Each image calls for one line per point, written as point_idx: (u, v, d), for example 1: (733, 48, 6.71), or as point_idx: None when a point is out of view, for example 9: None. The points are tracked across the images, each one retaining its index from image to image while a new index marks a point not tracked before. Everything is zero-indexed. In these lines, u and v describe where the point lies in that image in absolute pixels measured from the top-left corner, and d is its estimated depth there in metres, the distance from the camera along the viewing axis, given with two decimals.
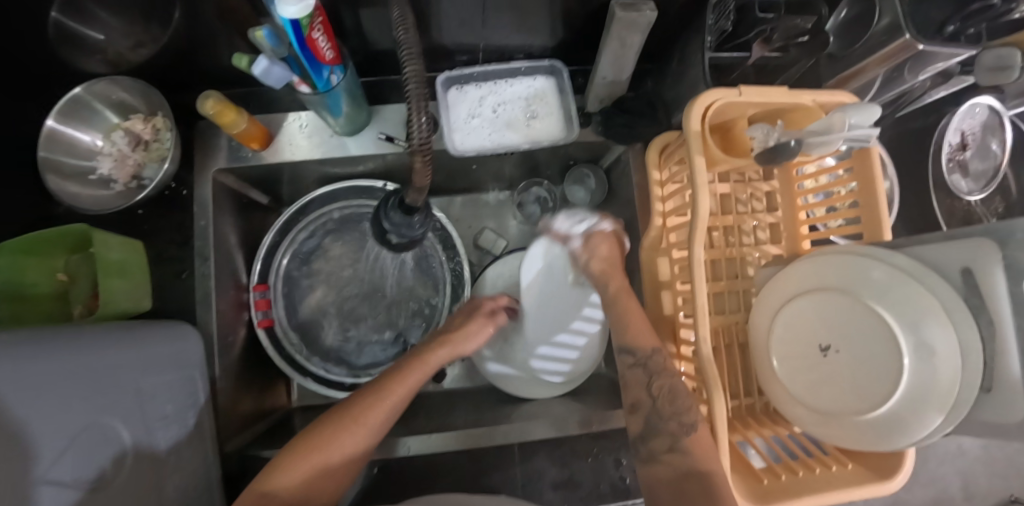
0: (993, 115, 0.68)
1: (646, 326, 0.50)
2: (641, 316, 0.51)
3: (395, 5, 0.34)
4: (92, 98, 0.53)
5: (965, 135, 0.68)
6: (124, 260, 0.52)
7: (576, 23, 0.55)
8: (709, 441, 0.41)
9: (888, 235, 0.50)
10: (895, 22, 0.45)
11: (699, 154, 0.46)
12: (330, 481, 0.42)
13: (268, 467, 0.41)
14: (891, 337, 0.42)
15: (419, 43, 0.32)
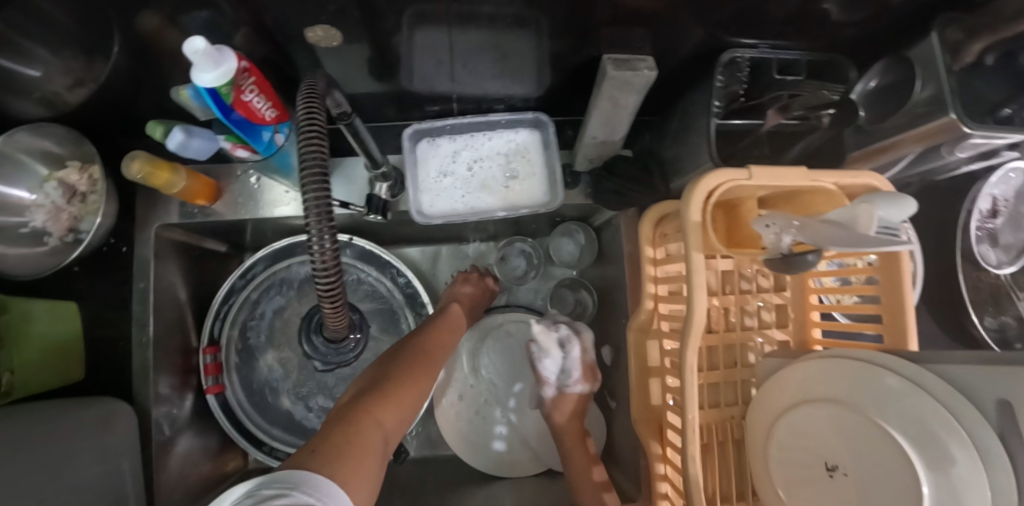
0: None
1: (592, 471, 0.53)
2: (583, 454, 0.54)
3: (311, 76, 0.32)
4: (14, 150, 0.47)
5: (996, 203, 0.60)
6: (49, 331, 0.47)
7: (563, 73, 0.48)
8: None
9: (914, 346, 0.42)
10: (939, 96, 0.38)
11: (696, 249, 0.39)
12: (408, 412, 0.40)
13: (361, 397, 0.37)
14: (903, 466, 0.30)
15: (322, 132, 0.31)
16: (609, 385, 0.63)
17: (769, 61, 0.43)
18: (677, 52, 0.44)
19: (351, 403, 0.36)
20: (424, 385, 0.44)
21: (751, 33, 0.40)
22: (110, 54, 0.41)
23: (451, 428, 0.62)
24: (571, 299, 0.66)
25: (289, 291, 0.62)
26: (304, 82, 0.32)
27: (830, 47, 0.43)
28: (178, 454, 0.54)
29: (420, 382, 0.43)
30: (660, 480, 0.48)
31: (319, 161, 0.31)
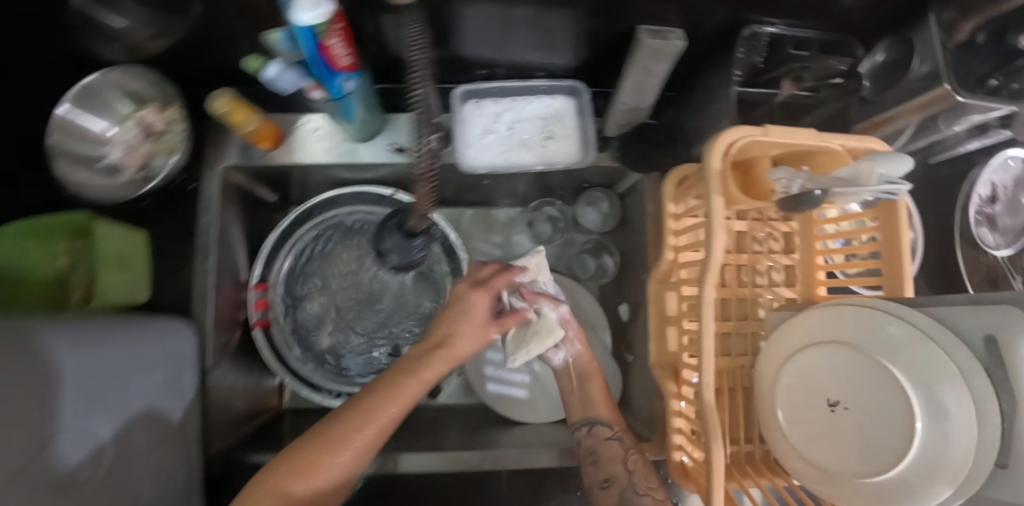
0: None
1: (606, 402, 0.55)
2: (600, 389, 0.56)
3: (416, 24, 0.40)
4: (106, 84, 0.53)
5: (996, 189, 0.65)
6: (124, 252, 0.51)
7: (600, 46, 0.54)
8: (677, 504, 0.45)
9: (909, 292, 0.49)
10: (934, 71, 0.43)
11: (717, 193, 0.45)
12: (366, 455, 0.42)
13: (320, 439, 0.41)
14: (904, 398, 0.42)
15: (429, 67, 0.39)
16: (626, 342, 0.67)
17: (786, 38, 0.48)
18: (704, 28, 0.49)
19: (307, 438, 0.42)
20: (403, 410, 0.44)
21: (771, 10, 0.45)
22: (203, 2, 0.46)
23: (477, 374, 0.66)
24: (593, 265, 0.72)
25: (335, 242, 0.67)
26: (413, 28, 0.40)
27: (842, 27, 0.48)
28: (225, 381, 0.58)
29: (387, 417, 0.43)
30: (675, 416, 0.53)
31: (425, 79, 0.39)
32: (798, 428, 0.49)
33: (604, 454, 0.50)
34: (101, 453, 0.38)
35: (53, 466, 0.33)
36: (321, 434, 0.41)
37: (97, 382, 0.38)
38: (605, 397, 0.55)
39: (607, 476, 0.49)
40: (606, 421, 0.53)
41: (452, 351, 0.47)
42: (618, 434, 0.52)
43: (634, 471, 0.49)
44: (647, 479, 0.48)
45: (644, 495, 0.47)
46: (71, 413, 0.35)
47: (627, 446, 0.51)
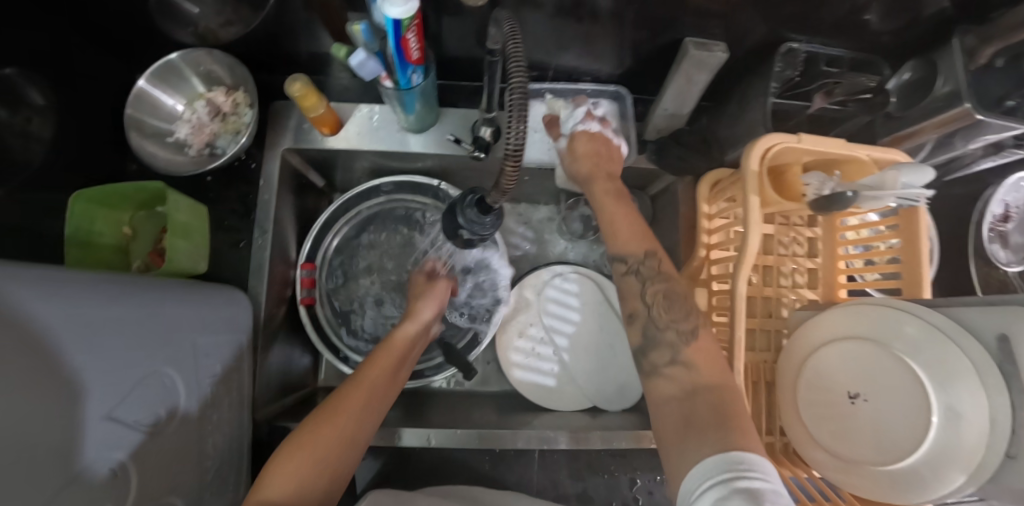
0: None
1: (632, 231, 0.49)
2: (625, 220, 0.50)
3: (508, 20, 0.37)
4: (185, 65, 0.57)
5: (1009, 208, 0.69)
6: (189, 223, 0.54)
7: (645, 56, 0.58)
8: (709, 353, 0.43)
9: (927, 294, 0.52)
10: (956, 91, 0.48)
11: (753, 193, 0.48)
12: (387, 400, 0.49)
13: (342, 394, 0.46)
14: (923, 394, 0.45)
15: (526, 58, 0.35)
16: None
17: (819, 55, 0.52)
18: (744, 43, 0.53)
19: (317, 409, 0.44)
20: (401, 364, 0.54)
21: (810, 29, 0.49)
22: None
23: (508, 359, 0.69)
24: None
25: (379, 226, 0.70)
26: (508, 24, 0.36)
27: (870, 49, 0.53)
28: (271, 353, 0.61)
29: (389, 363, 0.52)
30: None
31: (523, 71, 0.34)
32: (819, 420, 0.52)
33: (625, 289, 0.48)
34: (170, 405, 0.41)
35: (135, 411, 0.37)
36: (333, 408, 0.44)
37: (163, 338, 0.41)
38: (627, 220, 0.50)
39: (630, 312, 0.47)
40: (621, 256, 0.48)
41: (416, 316, 0.58)
42: (633, 266, 0.48)
43: (653, 304, 0.46)
44: (667, 312, 0.45)
45: (666, 329, 0.45)
46: (142, 363, 0.38)
47: (645, 279, 0.47)
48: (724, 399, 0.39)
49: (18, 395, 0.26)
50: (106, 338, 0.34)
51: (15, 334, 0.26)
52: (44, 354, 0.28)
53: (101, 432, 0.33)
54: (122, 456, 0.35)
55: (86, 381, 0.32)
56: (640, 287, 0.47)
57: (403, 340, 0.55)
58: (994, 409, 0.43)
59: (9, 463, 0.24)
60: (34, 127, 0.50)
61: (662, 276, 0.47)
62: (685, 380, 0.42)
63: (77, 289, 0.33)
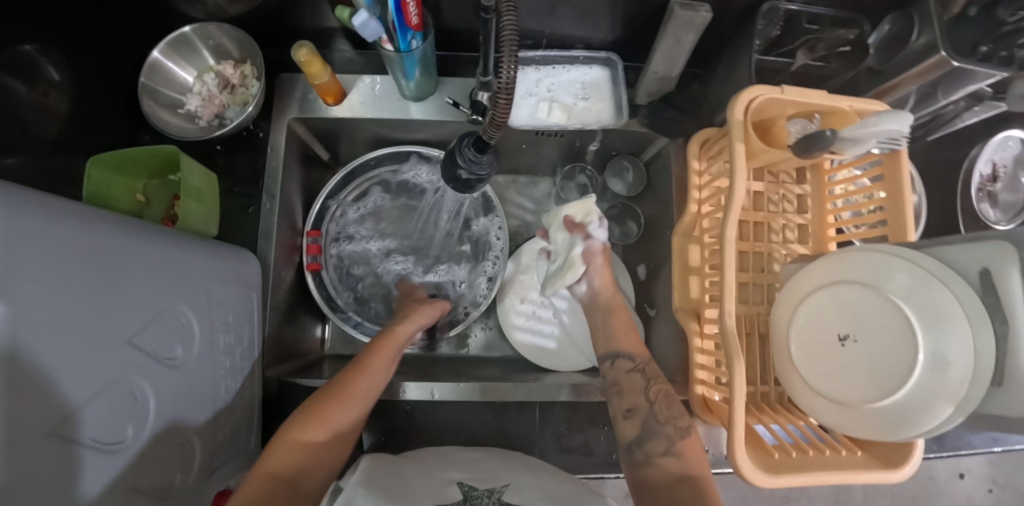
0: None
1: (634, 337, 0.57)
2: (629, 329, 0.58)
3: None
4: (197, 38, 0.60)
5: (996, 167, 0.71)
6: (202, 187, 0.57)
7: (634, 22, 0.60)
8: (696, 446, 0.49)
9: (912, 236, 0.53)
10: (930, 42, 0.50)
11: (740, 141, 0.50)
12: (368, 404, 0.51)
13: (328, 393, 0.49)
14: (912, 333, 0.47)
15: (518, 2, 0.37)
16: (650, 296, 0.72)
17: (801, 14, 0.54)
18: (729, 5, 0.55)
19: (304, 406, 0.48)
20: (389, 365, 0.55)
21: None
22: None
23: (510, 323, 0.71)
24: (619, 232, 0.76)
25: (382, 196, 0.73)
26: None
27: (851, 7, 0.55)
28: (279, 315, 0.63)
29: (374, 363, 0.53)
30: (698, 353, 0.57)
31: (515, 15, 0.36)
32: (810, 364, 0.54)
33: (626, 383, 0.53)
34: (186, 342, 0.43)
35: (152, 342, 0.39)
36: (337, 388, 0.50)
37: (179, 281, 0.43)
38: (630, 331, 0.58)
39: (629, 406, 0.51)
40: (628, 354, 0.55)
41: (416, 315, 0.61)
42: (638, 365, 0.54)
43: (654, 400, 0.51)
44: (665, 407, 0.51)
45: (665, 423, 0.49)
46: (159, 299, 0.40)
47: (648, 377, 0.53)
48: (706, 484, 0.45)
49: (36, 306, 0.27)
50: (124, 268, 0.36)
51: (35, 250, 0.28)
52: (60, 272, 0.30)
53: (121, 354, 0.35)
54: (140, 381, 0.37)
55: (104, 305, 0.34)
56: (644, 384, 0.52)
57: (394, 342, 0.57)
58: (979, 343, 0.45)
59: (24, 359, 0.26)
60: (52, 101, 0.52)
61: (660, 378, 0.53)
62: (680, 471, 0.47)
63: (95, 221, 0.35)
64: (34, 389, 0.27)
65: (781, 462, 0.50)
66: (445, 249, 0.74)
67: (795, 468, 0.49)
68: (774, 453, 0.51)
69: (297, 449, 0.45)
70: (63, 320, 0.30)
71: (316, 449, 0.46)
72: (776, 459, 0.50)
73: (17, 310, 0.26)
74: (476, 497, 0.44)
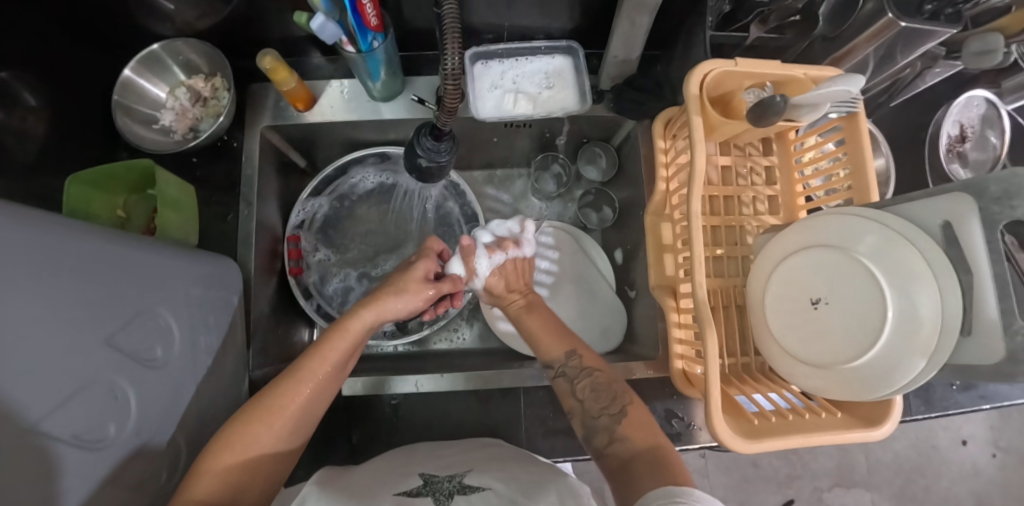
0: (991, 108, 0.72)
1: (552, 337, 0.57)
2: (547, 329, 0.58)
3: None
4: (166, 54, 0.62)
5: (963, 127, 0.72)
6: (180, 198, 0.58)
7: (590, 9, 0.62)
8: (639, 420, 0.48)
9: (876, 197, 0.54)
10: (879, 5, 0.51)
11: (697, 115, 0.51)
12: (320, 403, 0.48)
13: (264, 404, 0.45)
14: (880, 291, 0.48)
15: None
16: (629, 278, 0.72)
17: None
18: None
19: (238, 416, 0.44)
20: (343, 360, 0.50)
21: None
22: None
23: (493, 314, 0.72)
24: (596, 218, 0.78)
25: (359, 199, 0.75)
26: None
27: None
28: (263, 320, 0.64)
29: (320, 364, 0.48)
30: (675, 327, 0.58)
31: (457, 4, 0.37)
32: (785, 327, 0.54)
33: (559, 390, 0.54)
34: (166, 343, 0.44)
35: (131, 343, 0.40)
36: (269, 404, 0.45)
37: (157, 284, 0.44)
38: (547, 332, 0.58)
39: (569, 408, 0.53)
40: (548, 362, 0.55)
41: (380, 306, 0.52)
42: (559, 369, 0.54)
43: (584, 399, 0.52)
44: (596, 401, 0.51)
45: (600, 415, 0.50)
46: (137, 301, 0.41)
47: (571, 378, 0.53)
48: (668, 455, 0.44)
49: (11, 306, 0.29)
50: (100, 270, 0.37)
51: (10, 252, 0.29)
52: (35, 275, 0.31)
53: (100, 354, 0.36)
54: (120, 381, 0.38)
55: (83, 306, 0.35)
56: (569, 388, 0.53)
57: (351, 333, 0.50)
58: (946, 296, 0.45)
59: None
60: (29, 125, 0.54)
61: (580, 372, 0.53)
62: (641, 445, 0.45)
63: (70, 226, 0.36)
64: (11, 385, 0.28)
65: (760, 428, 0.50)
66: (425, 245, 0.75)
67: (772, 433, 0.49)
68: (754, 419, 0.51)
69: (231, 470, 0.41)
70: (38, 320, 0.31)
71: (246, 472, 0.42)
72: (755, 425, 0.51)
73: None
74: (437, 482, 0.45)
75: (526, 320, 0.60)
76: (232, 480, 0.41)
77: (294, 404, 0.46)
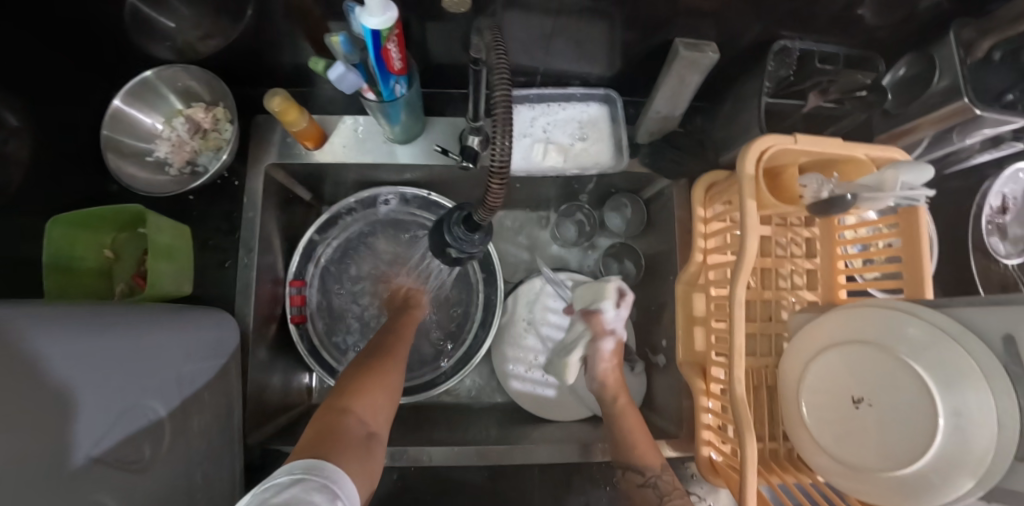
0: None
1: (650, 443, 0.54)
2: (646, 433, 0.55)
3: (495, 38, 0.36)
4: (161, 82, 0.56)
5: (1005, 199, 0.69)
6: (172, 245, 0.53)
7: (634, 59, 0.57)
8: None
9: (930, 294, 0.50)
10: (953, 86, 0.47)
11: (751, 197, 0.46)
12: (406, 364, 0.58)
13: (376, 350, 0.55)
14: (927, 398, 0.41)
15: (510, 70, 0.34)
16: (651, 343, 0.69)
17: (813, 52, 0.52)
18: (738, 42, 0.52)
19: (360, 360, 0.54)
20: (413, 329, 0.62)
21: (803, 27, 0.48)
22: (245, 15, 0.48)
23: (507, 371, 0.68)
24: (616, 269, 0.72)
25: (369, 240, 0.70)
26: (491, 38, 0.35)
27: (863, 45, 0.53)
28: (262, 375, 0.60)
29: (405, 330, 0.60)
30: (704, 412, 0.55)
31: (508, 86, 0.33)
32: (820, 421, 0.49)
33: (639, 498, 0.52)
34: (155, 438, 0.40)
35: (115, 448, 0.36)
36: (363, 371, 0.51)
37: (147, 368, 0.40)
38: (644, 434, 0.55)
39: None
40: (639, 467, 0.52)
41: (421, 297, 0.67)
42: (650, 479, 0.51)
43: None
44: None
45: None
46: (122, 397, 0.37)
47: (662, 494, 0.50)
48: None
49: None
50: (81, 375, 0.33)
51: None
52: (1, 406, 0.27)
53: (76, 473, 0.32)
54: (104, 495, 0.34)
55: (60, 416, 0.31)
56: (657, 503, 0.50)
57: (417, 312, 0.64)
58: (1002, 408, 0.39)
59: None
60: (9, 147, 0.48)
61: (675, 492, 0.50)
62: None
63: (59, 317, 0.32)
64: None
65: None
66: (440, 292, 0.70)
67: None
68: None
69: (376, 389, 0.50)
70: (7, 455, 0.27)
71: (388, 393, 0.51)
72: None
73: None
74: None
75: (626, 417, 0.57)
76: (380, 397, 0.49)
77: (396, 353, 0.56)
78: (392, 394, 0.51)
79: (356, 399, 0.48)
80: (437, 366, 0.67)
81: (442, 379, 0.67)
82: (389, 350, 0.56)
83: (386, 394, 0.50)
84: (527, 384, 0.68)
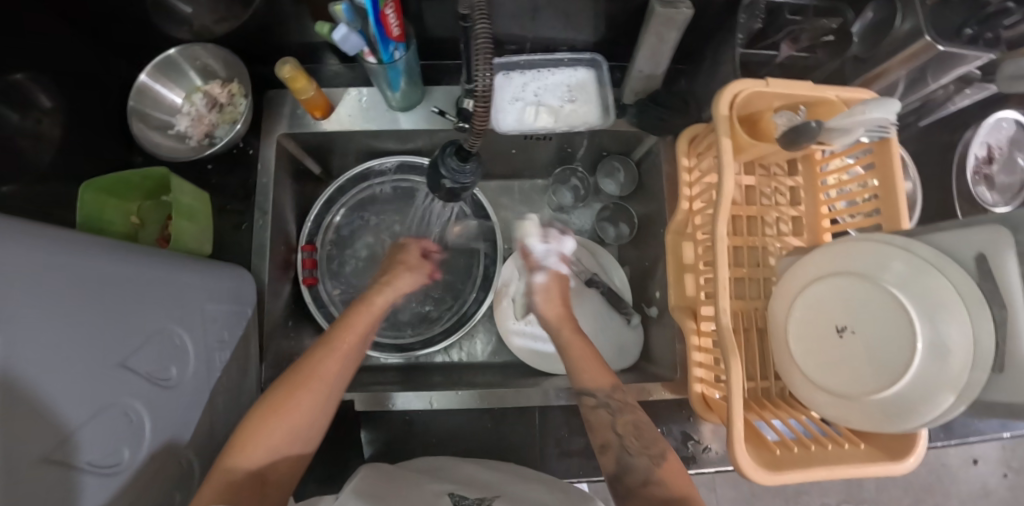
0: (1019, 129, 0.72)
1: (597, 365, 0.55)
2: (591, 357, 0.56)
3: None
4: (183, 59, 0.61)
5: (991, 149, 0.71)
6: (193, 205, 0.57)
7: (615, 23, 0.60)
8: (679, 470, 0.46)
9: (907, 224, 0.52)
10: (916, 27, 0.50)
11: (727, 135, 0.49)
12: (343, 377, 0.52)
13: (296, 369, 0.49)
14: (908, 325, 0.40)
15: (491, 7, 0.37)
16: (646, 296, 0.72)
17: (783, 5, 0.56)
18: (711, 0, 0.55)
19: (275, 385, 0.48)
20: (363, 330, 0.56)
21: None
22: None
23: (508, 327, 0.71)
24: (613, 233, 0.77)
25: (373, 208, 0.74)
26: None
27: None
28: (276, 331, 0.63)
29: (350, 335, 0.54)
30: (696, 351, 0.57)
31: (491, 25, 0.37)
32: (803, 354, 0.47)
33: (595, 421, 0.52)
34: (181, 363, 0.43)
35: (146, 364, 0.39)
36: (266, 408, 0.45)
37: (174, 300, 0.43)
38: (589, 361, 0.56)
39: (602, 442, 0.51)
40: (591, 390, 0.53)
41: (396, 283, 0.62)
42: (602, 400, 0.52)
43: (623, 434, 0.50)
44: (636, 439, 0.49)
45: (638, 454, 0.47)
46: (152, 320, 0.40)
47: (614, 410, 0.51)
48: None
49: (36, 334, 0.28)
50: (121, 293, 0.37)
51: (37, 281, 0.29)
52: (57, 302, 0.30)
53: (116, 377, 0.35)
54: (134, 402, 0.37)
55: (103, 324, 0.34)
56: (609, 419, 0.51)
57: (378, 303, 0.59)
58: (978, 331, 0.38)
59: (21, 385, 0.27)
60: (45, 127, 0.53)
61: (628, 407, 0.52)
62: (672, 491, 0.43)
63: (42, 290, 0.29)
64: (33, 412, 0.28)
65: (782, 460, 0.49)
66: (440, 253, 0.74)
67: (795, 465, 0.48)
68: (775, 451, 0.50)
69: (275, 435, 0.45)
70: (60, 342, 0.30)
71: (291, 434, 0.46)
72: (778, 456, 0.49)
73: (10, 339, 0.26)
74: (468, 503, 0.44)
75: (573, 345, 0.58)
76: (277, 442, 0.45)
77: (317, 377, 0.49)
78: (298, 434, 0.46)
79: (243, 453, 0.43)
80: (442, 325, 0.71)
81: (446, 336, 0.70)
82: (307, 372, 0.49)
83: (289, 435, 0.46)
84: (528, 341, 0.70)
